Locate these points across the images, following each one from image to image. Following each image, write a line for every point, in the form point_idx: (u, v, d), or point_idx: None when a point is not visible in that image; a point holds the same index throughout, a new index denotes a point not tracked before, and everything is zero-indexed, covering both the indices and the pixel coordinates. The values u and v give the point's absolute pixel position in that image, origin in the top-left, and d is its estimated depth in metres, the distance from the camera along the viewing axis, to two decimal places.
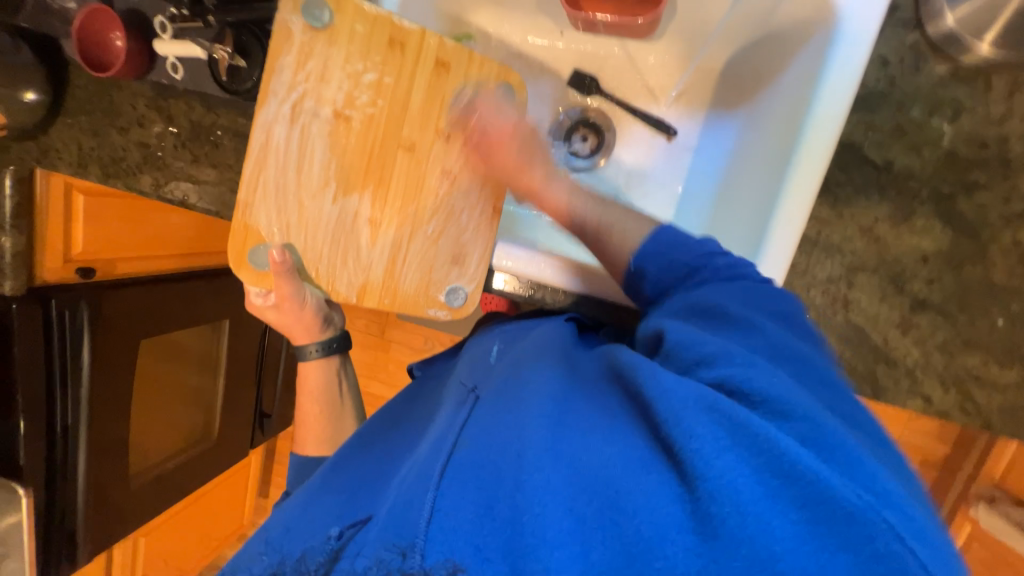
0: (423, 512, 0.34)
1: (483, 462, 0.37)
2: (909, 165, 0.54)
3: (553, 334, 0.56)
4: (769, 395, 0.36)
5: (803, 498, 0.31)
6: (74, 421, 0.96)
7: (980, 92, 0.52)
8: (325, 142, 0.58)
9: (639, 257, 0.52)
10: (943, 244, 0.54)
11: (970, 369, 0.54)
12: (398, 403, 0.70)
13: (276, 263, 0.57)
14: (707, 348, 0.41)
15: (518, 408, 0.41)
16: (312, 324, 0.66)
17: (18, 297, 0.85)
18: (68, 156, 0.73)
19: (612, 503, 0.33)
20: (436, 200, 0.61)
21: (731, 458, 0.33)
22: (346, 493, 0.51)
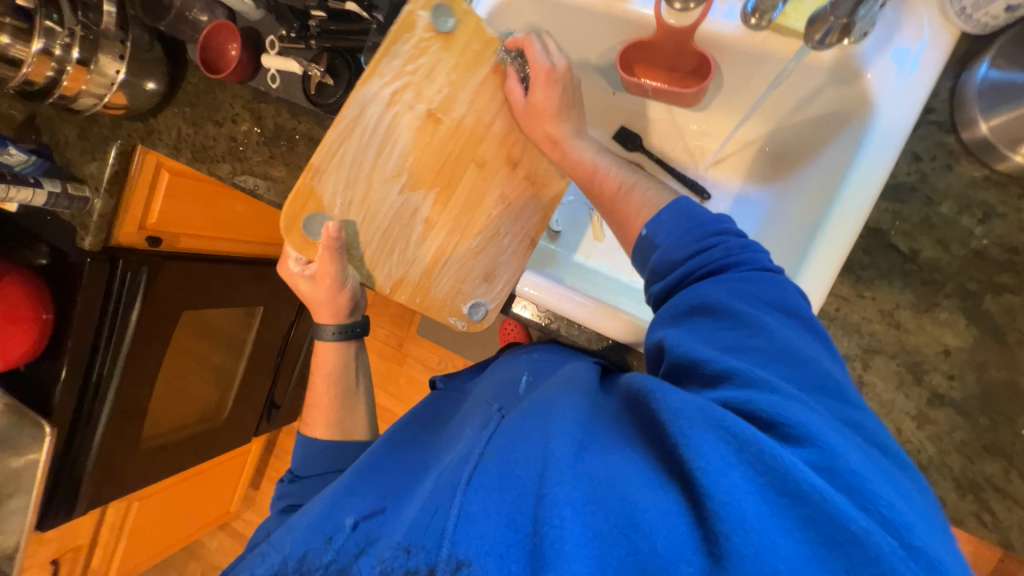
0: (450, 519, 0.40)
1: (507, 480, 0.42)
2: (935, 257, 0.54)
3: (583, 371, 0.58)
4: (776, 414, 0.38)
5: (810, 517, 0.34)
6: (108, 373, 1.03)
7: (1013, 198, 0.53)
8: (411, 136, 0.62)
9: (653, 225, 0.54)
10: (967, 341, 0.53)
11: (989, 477, 0.52)
12: (426, 407, 0.73)
13: (331, 236, 0.60)
14: (714, 359, 0.43)
15: (540, 431, 0.46)
16: (342, 308, 0.70)
17: (93, 253, 0.95)
18: (167, 138, 0.84)
19: (629, 521, 0.36)
20: (489, 217, 0.65)
21: (738, 476, 0.35)
22: (376, 492, 0.55)
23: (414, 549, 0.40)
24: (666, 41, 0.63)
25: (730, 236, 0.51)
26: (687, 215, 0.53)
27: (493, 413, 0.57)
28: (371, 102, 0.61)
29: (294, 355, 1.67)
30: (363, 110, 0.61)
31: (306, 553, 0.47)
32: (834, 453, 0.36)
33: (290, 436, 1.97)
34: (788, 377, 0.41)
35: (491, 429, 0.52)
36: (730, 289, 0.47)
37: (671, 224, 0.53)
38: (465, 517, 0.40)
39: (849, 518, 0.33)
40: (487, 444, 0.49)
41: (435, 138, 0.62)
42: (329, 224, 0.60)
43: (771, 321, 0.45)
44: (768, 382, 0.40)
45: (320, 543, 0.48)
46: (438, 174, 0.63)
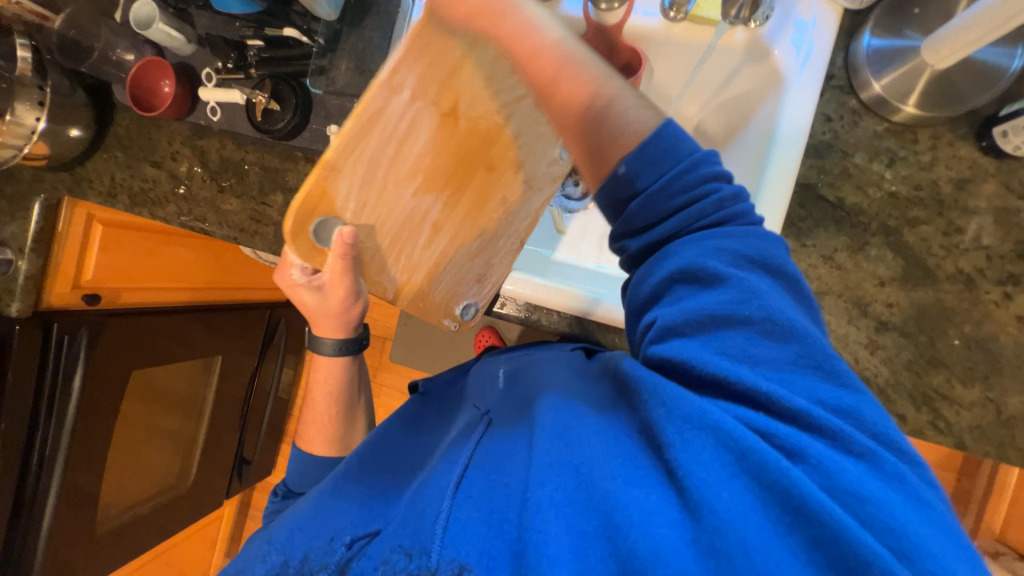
0: (440, 522, 0.43)
1: (496, 484, 0.44)
2: (858, 202, 0.62)
3: (558, 360, 0.58)
4: (769, 425, 0.36)
5: (814, 539, 0.33)
6: (51, 451, 0.92)
7: (909, 143, 0.61)
8: (432, 137, 0.55)
9: (633, 159, 0.40)
10: (895, 270, 0.60)
11: (936, 388, 0.58)
12: (408, 410, 0.69)
13: (343, 241, 0.55)
14: (707, 361, 0.38)
15: (528, 430, 0.47)
16: (351, 321, 0.66)
17: (23, 319, 0.87)
18: (99, 186, 0.79)
19: (612, 525, 0.37)
20: (487, 217, 0.62)
21: (736, 488, 0.35)
22: (367, 496, 0.55)
23: (414, 553, 0.42)
24: (597, 38, 0.68)
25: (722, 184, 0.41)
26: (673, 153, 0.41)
27: (479, 415, 0.56)
28: (394, 95, 0.50)
29: (262, 405, 1.57)
30: (382, 111, 0.51)
31: (306, 554, 0.50)
32: (834, 465, 0.35)
33: (266, 493, 1.83)
34: (784, 362, 0.38)
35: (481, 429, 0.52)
36: (715, 249, 0.40)
37: (654, 161, 0.40)
38: (455, 524, 0.42)
39: (837, 519, 0.32)
40: (475, 447, 0.49)
41: (456, 136, 0.55)
42: (342, 228, 0.55)
43: (768, 288, 0.39)
44: (762, 389, 0.37)
45: (319, 544, 0.50)
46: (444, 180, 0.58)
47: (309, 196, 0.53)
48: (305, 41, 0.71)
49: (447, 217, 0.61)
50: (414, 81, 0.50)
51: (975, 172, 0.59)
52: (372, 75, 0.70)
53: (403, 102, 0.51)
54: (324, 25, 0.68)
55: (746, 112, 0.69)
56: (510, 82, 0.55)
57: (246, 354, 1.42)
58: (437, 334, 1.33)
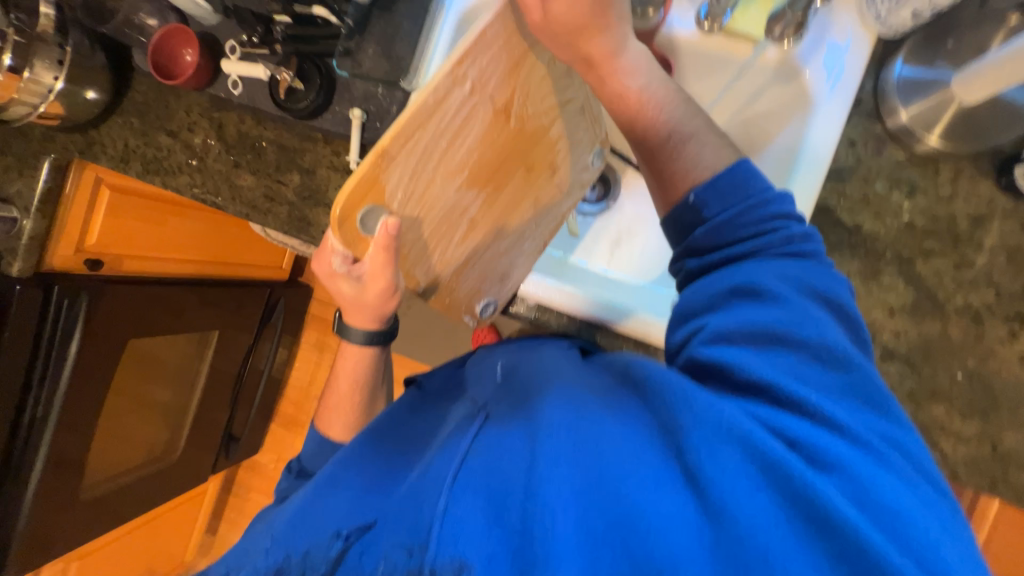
0: (437, 515, 0.40)
1: (495, 475, 0.42)
2: (875, 230, 0.62)
3: (561, 358, 0.58)
4: (805, 437, 0.38)
5: (838, 550, 0.34)
6: (43, 414, 0.92)
7: (931, 175, 0.61)
8: (486, 137, 0.51)
9: (705, 189, 0.49)
10: (906, 300, 0.61)
11: (936, 419, 0.59)
12: (401, 408, 0.67)
13: (389, 233, 0.50)
14: (749, 366, 0.42)
15: (531, 421, 0.46)
16: (385, 314, 0.64)
17: (23, 279, 0.86)
18: (112, 151, 0.78)
19: (626, 523, 0.37)
20: (520, 218, 0.61)
21: (759, 497, 0.36)
22: (364, 479, 0.54)
23: (415, 550, 0.40)
24: None
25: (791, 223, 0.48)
26: (747, 187, 0.48)
27: (477, 408, 0.54)
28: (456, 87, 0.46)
29: (255, 383, 1.57)
30: (445, 104, 0.46)
31: (306, 549, 0.47)
32: (863, 481, 0.37)
33: (252, 471, 1.83)
34: (823, 386, 0.42)
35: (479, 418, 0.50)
36: (775, 271, 0.46)
37: (728, 190, 0.48)
38: (452, 517, 0.39)
39: (866, 530, 0.34)
40: (473, 438, 0.47)
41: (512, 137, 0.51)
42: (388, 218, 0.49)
43: (812, 308, 0.44)
44: (805, 400, 0.40)
45: (321, 541, 0.47)
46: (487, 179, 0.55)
47: (374, 179, 0.47)
48: (333, 22, 0.69)
49: (479, 218, 0.58)
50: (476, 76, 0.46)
51: (993, 209, 0.60)
52: (400, 62, 0.69)
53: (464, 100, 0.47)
54: (355, 6, 0.67)
55: (771, 130, 0.69)
56: (563, 83, 0.53)
57: (243, 331, 1.41)
58: (437, 326, 1.33)
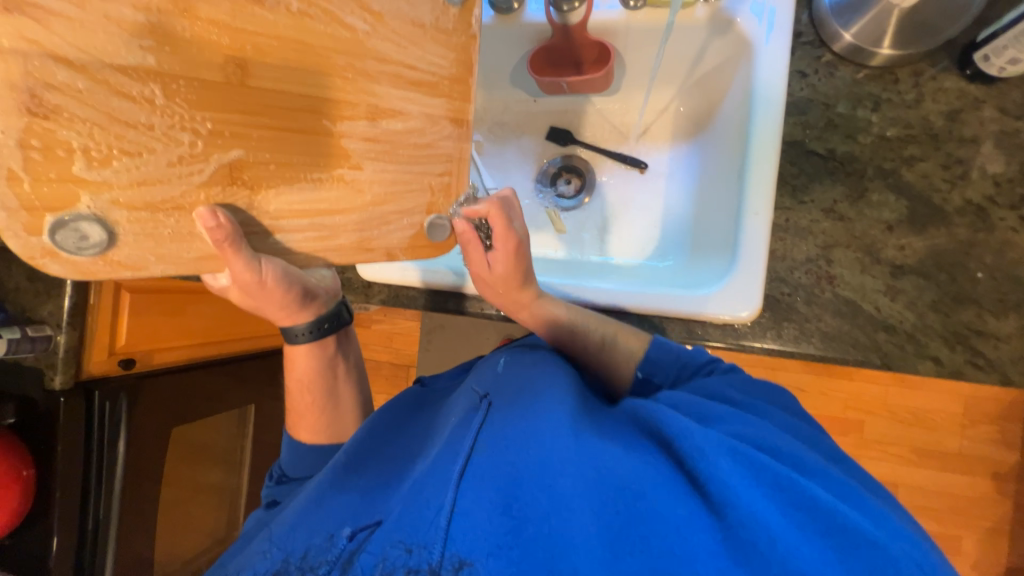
0: (444, 518, 0.39)
1: (501, 466, 0.43)
2: (850, 150, 0.65)
3: (559, 362, 0.61)
4: (779, 450, 0.45)
5: (836, 538, 0.37)
6: (106, 511, 0.96)
7: (891, 84, 0.64)
8: (103, 15, 0.39)
9: (646, 365, 0.64)
10: (901, 212, 0.63)
11: (968, 324, 0.60)
12: (389, 414, 0.67)
13: (211, 228, 0.44)
14: (708, 411, 0.51)
15: (534, 420, 0.47)
16: (296, 308, 0.61)
17: (66, 390, 0.90)
18: None
19: (643, 517, 0.38)
20: (344, 42, 0.49)
21: (758, 494, 0.39)
22: (363, 490, 0.54)
23: (414, 548, 0.38)
24: (564, 39, 0.71)
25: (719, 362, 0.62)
26: (670, 351, 0.63)
27: (479, 398, 0.56)
28: (71, 164, 0.40)
29: None
30: (147, 150, 0.42)
31: (307, 551, 0.48)
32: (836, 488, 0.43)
33: None
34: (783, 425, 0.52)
35: (480, 416, 0.51)
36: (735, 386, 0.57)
37: (662, 365, 0.63)
38: (461, 514, 0.39)
39: (848, 519, 0.38)
40: (477, 437, 0.48)
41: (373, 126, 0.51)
42: (198, 210, 0.44)
43: (765, 406, 0.55)
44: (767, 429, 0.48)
45: (320, 542, 0.49)
46: (180, 49, 0.42)
47: (209, 182, 0.45)
48: None
49: (325, 90, 0.49)
50: (21, 131, 0.39)
51: (965, 101, 0.62)
52: None
53: (64, 106, 0.39)
54: None
55: (725, 82, 0.71)
56: None
57: (276, 401, 1.44)
58: (458, 354, 1.34)
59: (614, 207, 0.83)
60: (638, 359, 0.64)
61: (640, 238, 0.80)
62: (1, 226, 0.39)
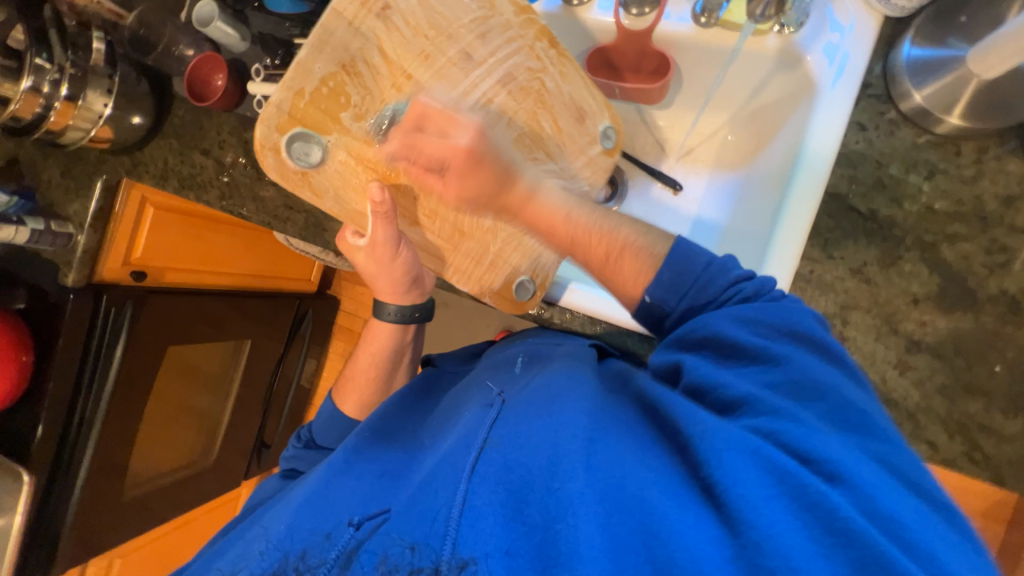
0: (454, 511, 0.44)
1: (511, 470, 0.45)
2: (892, 214, 0.69)
3: (582, 356, 0.63)
4: (808, 446, 0.41)
5: (859, 561, 0.35)
6: (91, 416, 0.99)
7: (952, 155, 0.67)
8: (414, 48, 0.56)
9: (655, 288, 0.56)
10: (931, 288, 0.68)
11: (973, 415, 0.67)
12: (404, 401, 0.71)
13: (376, 203, 0.58)
14: (739, 389, 0.48)
15: (552, 419, 0.49)
16: (398, 279, 0.71)
17: (78, 289, 0.93)
18: (154, 170, 0.85)
19: (647, 531, 0.38)
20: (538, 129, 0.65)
21: (777, 507, 0.37)
22: (377, 473, 0.57)
23: (417, 546, 0.43)
24: (629, 44, 0.69)
25: (744, 284, 0.55)
26: (688, 272, 0.56)
27: (494, 395, 0.59)
28: (341, 112, 0.55)
29: (284, 392, 1.61)
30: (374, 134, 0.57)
31: (303, 549, 0.49)
32: (865, 489, 0.38)
33: None
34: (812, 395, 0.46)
35: (494, 414, 0.54)
36: (744, 316, 0.52)
37: (673, 282, 0.56)
38: (471, 512, 0.43)
39: (882, 542, 0.35)
40: (491, 431, 0.51)
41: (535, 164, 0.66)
42: (370, 186, 0.58)
43: (794, 352, 0.49)
44: (805, 418, 0.44)
45: (319, 540, 0.50)
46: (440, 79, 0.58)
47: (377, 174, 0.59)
48: None
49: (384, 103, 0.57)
50: (329, 73, 0.53)
51: None
52: None
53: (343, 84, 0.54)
54: None
55: (777, 120, 0.70)
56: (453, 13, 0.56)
57: (273, 341, 1.47)
58: (456, 333, 1.34)
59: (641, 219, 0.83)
60: (647, 276, 0.57)
61: None
62: (267, 115, 0.53)
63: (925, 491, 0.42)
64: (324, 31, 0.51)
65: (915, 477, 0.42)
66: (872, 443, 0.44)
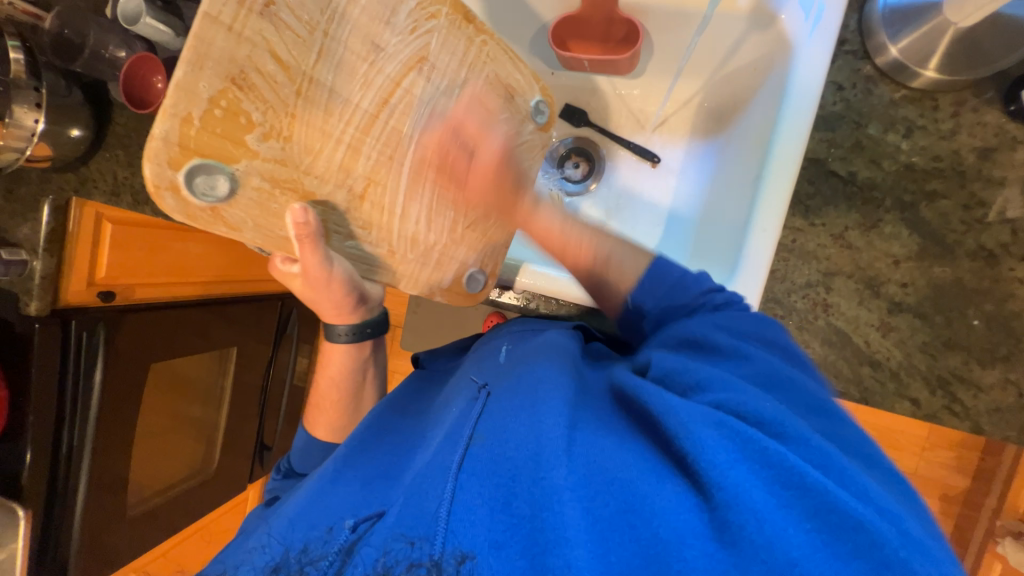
0: (444, 506, 0.42)
1: (497, 462, 0.45)
2: (872, 175, 0.70)
3: (561, 342, 0.62)
4: (766, 415, 0.42)
5: (814, 509, 0.37)
6: (79, 443, 0.97)
7: (928, 110, 0.68)
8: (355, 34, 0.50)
9: (639, 293, 0.61)
10: (910, 249, 0.70)
11: (954, 370, 0.69)
12: (393, 403, 0.71)
13: (299, 225, 0.52)
14: (702, 374, 0.48)
15: (533, 409, 0.48)
16: (343, 302, 0.66)
17: (42, 317, 0.88)
18: (103, 185, 0.79)
19: (629, 508, 0.40)
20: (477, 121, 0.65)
21: (743, 470, 0.38)
22: (360, 479, 0.55)
23: (416, 540, 0.41)
24: (594, 11, 0.69)
25: (716, 294, 0.59)
26: (666, 280, 0.61)
27: (478, 389, 0.58)
28: (244, 134, 0.47)
29: (279, 393, 1.60)
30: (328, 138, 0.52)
31: (306, 543, 0.48)
32: (818, 450, 0.41)
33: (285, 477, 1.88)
34: (768, 377, 0.48)
35: (479, 406, 0.53)
36: (713, 323, 0.54)
37: (653, 289, 0.61)
38: (461, 508, 0.42)
39: (849, 501, 0.36)
40: (475, 425, 0.50)
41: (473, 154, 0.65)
42: (291, 206, 0.52)
43: (754, 351, 0.51)
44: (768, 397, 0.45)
45: (319, 534, 0.48)
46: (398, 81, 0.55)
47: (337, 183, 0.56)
48: None
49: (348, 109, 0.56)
50: (218, 92, 0.44)
51: (1002, 139, 0.66)
52: None
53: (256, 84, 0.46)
54: None
55: (750, 83, 0.68)
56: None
57: (258, 345, 1.44)
58: (445, 320, 1.32)
59: (620, 195, 0.81)
60: (631, 283, 0.62)
61: (642, 233, 0.79)
62: (152, 150, 0.43)
63: (869, 457, 0.45)
64: (199, 42, 0.42)
65: (865, 452, 0.45)
66: (824, 424, 0.46)
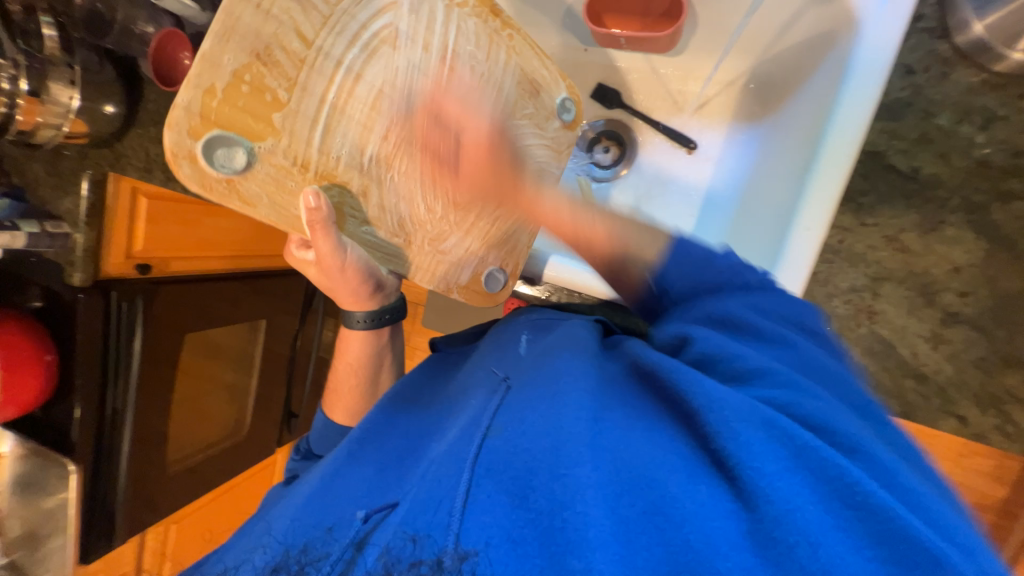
0: (457, 503, 0.41)
1: (518, 455, 0.43)
2: (938, 172, 0.69)
3: (581, 333, 0.60)
4: (822, 421, 0.40)
5: (879, 534, 0.34)
6: (122, 405, 1.03)
7: (1010, 99, 0.65)
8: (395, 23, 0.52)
9: (664, 271, 0.56)
10: (973, 255, 0.70)
11: (1006, 385, 0.71)
12: (416, 379, 0.73)
13: (311, 209, 0.52)
14: (751, 361, 0.46)
15: (554, 399, 0.47)
16: (361, 290, 0.65)
17: (86, 289, 0.92)
18: (137, 161, 0.81)
19: (658, 509, 0.38)
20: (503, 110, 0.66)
21: (796, 482, 0.36)
22: (378, 465, 0.57)
23: (420, 537, 0.40)
24: None
25: (750, 274, 0.55)
26: (694, 257, 0.56)
27: (500, 380, 0.57)
28: (269, 109, 0.49)
29: (305, 364, 1.65)
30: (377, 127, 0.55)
31: (305, 543, 0.49)
32: (883, 466, 0.38)
33: None
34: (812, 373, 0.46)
35: (498, 398, 0.52)
36: (747, 304, 0.51)
37: (684, 265, 0.56)
38: (475, 505, 0.40)
39: (904, 521, 0.34)
40: (493, 417, 0.49)
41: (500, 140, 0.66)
42: (304, 191, 0.52)
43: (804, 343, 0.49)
44: (822, 399, 0.43)
45: (319, 534, 0.50)
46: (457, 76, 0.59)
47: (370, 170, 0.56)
48: None
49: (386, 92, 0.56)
50: (241, 66, 0.46)
51: None
52: None
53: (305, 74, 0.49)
54: None
55: (801, 61, 0.63)
56: None
57: (286, 317, 1.48)
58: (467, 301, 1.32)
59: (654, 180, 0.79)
60: (654, 268, 0.58)
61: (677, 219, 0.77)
62: (174, 118, 0.44)
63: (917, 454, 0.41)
64: (224, 18, 0.44)
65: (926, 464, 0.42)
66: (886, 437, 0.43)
